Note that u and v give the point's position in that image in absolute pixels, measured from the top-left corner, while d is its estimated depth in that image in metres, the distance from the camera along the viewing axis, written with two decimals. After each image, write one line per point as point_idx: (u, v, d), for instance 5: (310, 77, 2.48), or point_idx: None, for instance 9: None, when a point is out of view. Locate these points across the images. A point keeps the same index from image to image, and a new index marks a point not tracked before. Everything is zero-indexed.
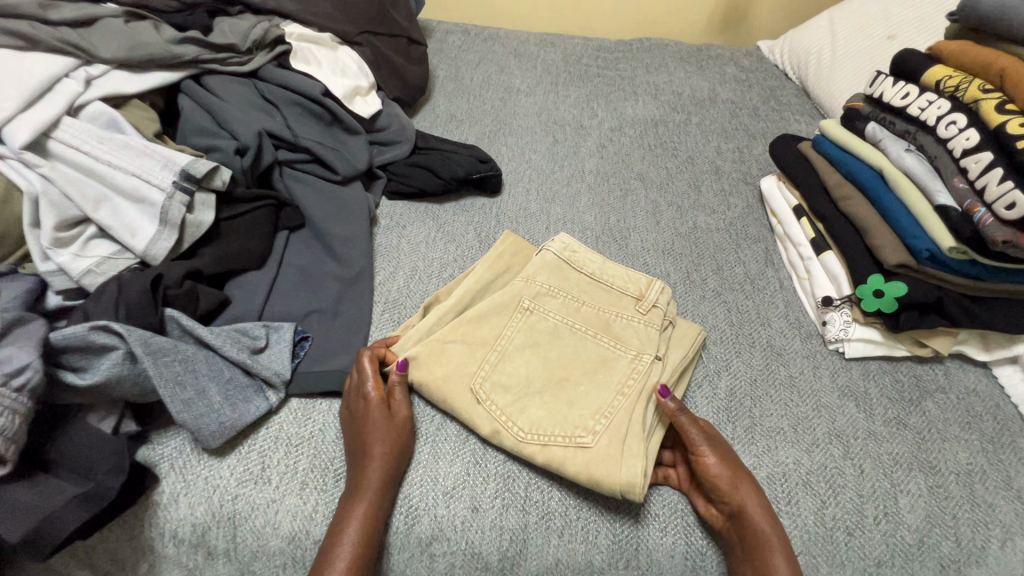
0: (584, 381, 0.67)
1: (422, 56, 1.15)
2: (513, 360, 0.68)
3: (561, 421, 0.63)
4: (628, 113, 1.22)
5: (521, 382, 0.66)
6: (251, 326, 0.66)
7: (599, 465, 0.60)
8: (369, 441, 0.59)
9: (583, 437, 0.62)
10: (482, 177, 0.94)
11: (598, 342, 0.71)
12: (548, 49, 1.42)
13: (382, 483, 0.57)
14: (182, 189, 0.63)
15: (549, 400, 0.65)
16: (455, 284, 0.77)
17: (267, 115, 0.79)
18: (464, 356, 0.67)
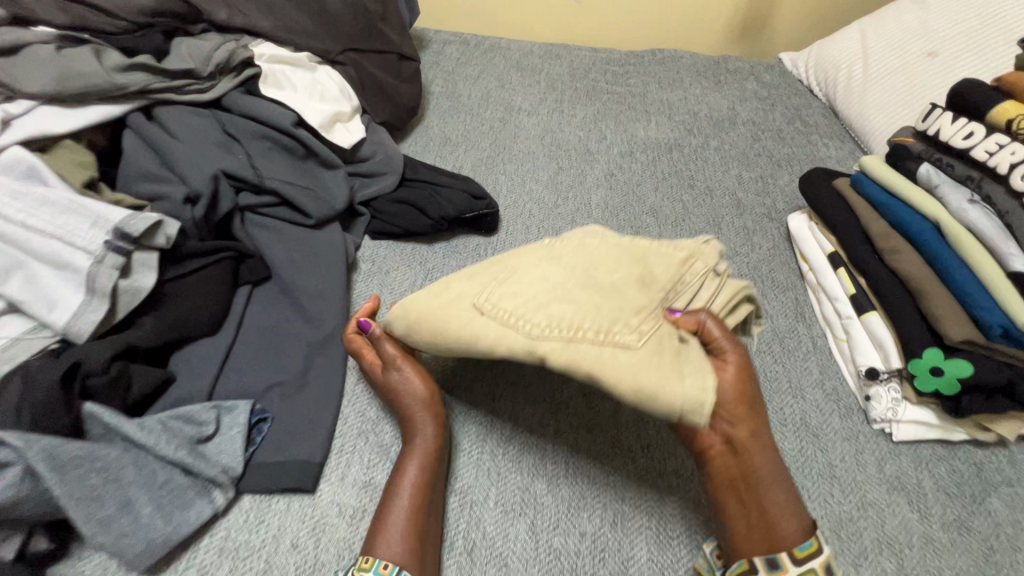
0: (617, 277, 0.57)
1: (414, 73, 1.05)
2: (524, 277, 0.58)
3: (587, 312, 0.53)
4: (640, 136, 1.11)
5: (539, 286, 0.56)
6: (198, 409, 0.56)
7: (642, 371, 0.49)
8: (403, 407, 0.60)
9: (622, 335, 0.52)
10: (476, 216, 0.84)
11: (650, 256, 0.60)
12: (553, 62, 1.31)
13: (426, 442, 0.58)
14: (116, 249, 0.54)
15: (577, 298, 0.55)
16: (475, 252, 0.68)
17: (228, 152, 0.69)
18: (470, 289, 0.58)
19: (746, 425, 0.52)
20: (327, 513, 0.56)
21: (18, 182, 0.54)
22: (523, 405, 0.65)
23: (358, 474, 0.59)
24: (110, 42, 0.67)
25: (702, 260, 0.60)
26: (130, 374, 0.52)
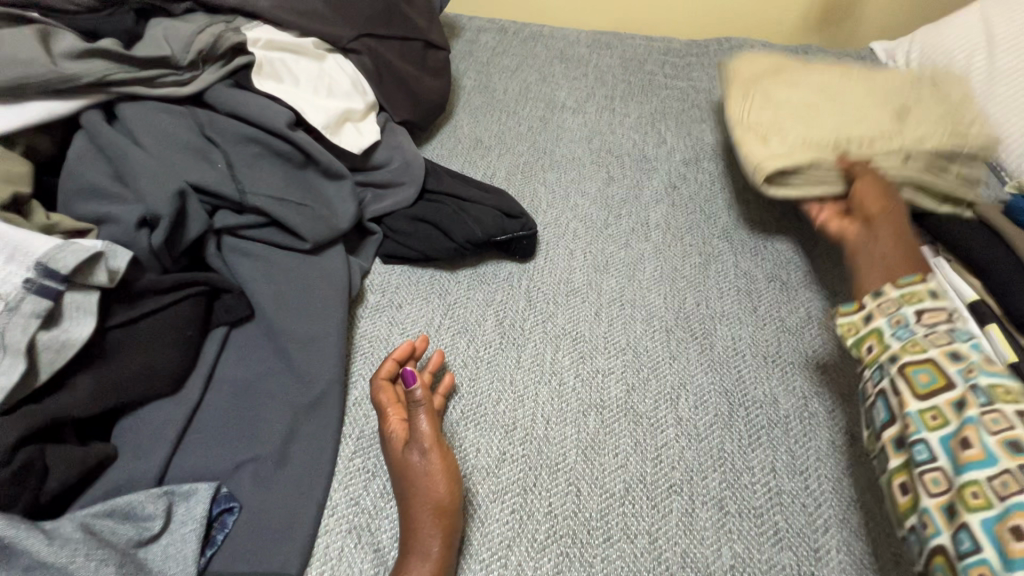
0: (833, 115, 0.72)
1: (442, 63, 0.90)
2: (789, 95, 0.77)
3: (786, 112, 0.74)
4: (707, 140, 0.93)
5: (776, 103, 0.76)
6: (144, 498, 0.43)
7: (790, 154, 0.68)
8: (413, 509, 0.46)
9: (774, 134, 0.72)
10: (509, 239, 0.69)
11: (852, 128, 0.71)
12: (603, 52, 1.14)
13: (432, 568, 0.43)
14: (37, 292, 0.41)
15: (797, 113, 0.73)
16: (802, 122, 0.72)
17: (205, 161, 0.56)
18: (780, 91, 0.77)
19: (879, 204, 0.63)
20: None
21: None
22: (567, 500, 0.51)
23: None
24: (67, 26, 0.55)
25: (896, 150, 0.68)
26: (47, 460, 0.40)
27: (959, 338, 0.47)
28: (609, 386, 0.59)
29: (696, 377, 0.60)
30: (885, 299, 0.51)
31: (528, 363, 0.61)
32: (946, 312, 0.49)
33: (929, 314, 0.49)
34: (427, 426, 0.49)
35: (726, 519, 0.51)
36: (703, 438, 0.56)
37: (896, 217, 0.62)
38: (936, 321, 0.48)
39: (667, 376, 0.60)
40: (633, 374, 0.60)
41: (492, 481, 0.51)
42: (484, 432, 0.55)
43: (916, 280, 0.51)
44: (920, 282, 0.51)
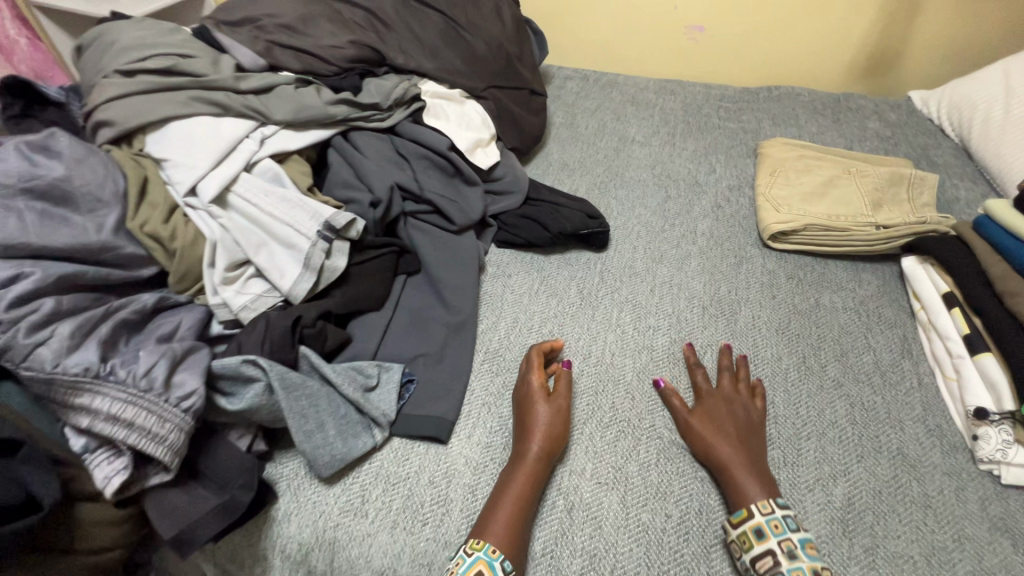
0: (824, 198, 1.01)
1: (542, 106, 1.19)
2: (807, 175, 1.06)
3: (792, 185, 1.05)
4: (749, 171, 1.16)
5: (788, 179, 1.06)
6: (366, 364, 0.71)
7: (777, 214, 0.98)
8: (535, 434, 0.66)
9: (778, 199, 1.02)
10: (590, 233, 0.95)
11: (835, 205, 0.99)
12: (667, 98, 1.40)
13: (539, 468, 0.64)
14: (324, 237, 0.71)
15: (801, 189, 1.03)
16: (817, 203, 1.00)
17: (399, 169, 0.87)
18: (791, 167, 1.09)
19: (744, 421, 0.69)
20: (456, 462, 0.68)
21: (267, 183, 0.72)
22: (626, 401, 0.74)
23: (482, 435, 0.71)
24: (325, 82, 0.87)
25: (864, 224, 0.94)
26: (327, 331, 0.70)
27: None
28: (656, 337, 0.83)
29: (722, 339, 0.82)
30: (731, 542, 0.60)
31: (600, 318, 0.86)
32: (774, 553, 0.56)
33: (759, 559, 0.57)
34: (564, 385, 0.72)
35: None
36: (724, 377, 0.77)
37: (752, 437, 0.68)
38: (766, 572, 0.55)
39: (700, 335, 0.83)
40: (675, 331, 0.84)
41: (574, 383, 0.76)
42: (569, 356, 0.80)
43: (745, 517, 0.59)
44: (748, 521, 0.59)
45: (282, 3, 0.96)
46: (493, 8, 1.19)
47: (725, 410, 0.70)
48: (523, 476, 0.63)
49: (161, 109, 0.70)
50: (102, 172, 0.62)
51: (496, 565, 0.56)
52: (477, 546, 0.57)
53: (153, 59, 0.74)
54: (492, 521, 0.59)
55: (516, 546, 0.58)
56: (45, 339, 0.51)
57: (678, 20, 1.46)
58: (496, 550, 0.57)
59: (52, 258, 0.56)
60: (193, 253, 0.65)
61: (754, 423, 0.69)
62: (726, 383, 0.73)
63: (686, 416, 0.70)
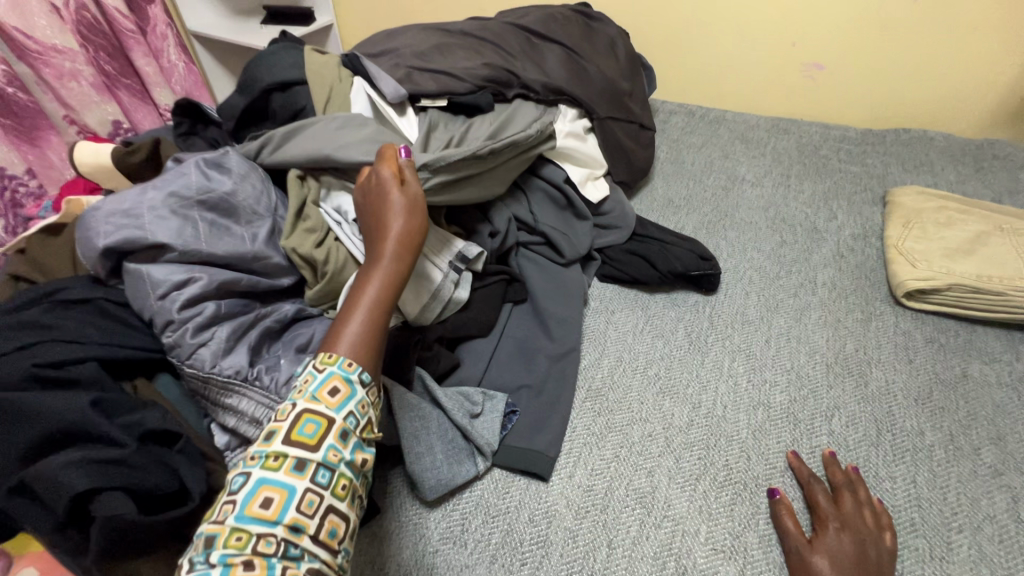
0: (971, 256, 0.90)
1: (650, 141, 1.18)
2: (949, 229, 0.96)
3: (930, 239, 0.95)
4: (876, 220, 1.07)
5: (924, 231, 0.97)
6: (473, 391, 0.72)
7: (915, 271, 0.88)
8: (389, 221, 0.60)
9: (914, 253, 0.93)
10: (701, 274, 0.91)
11: (987, 265, 0.88)
12: (780, 137, 1.34)
13: (393, 273, 0.59)
14: (455, 268, 0.74)
15: (941, 244, 0.94)
16: (964, 260, 0.90)
17: (516, 199, 0.89)
18: (928, 219, 0.99)
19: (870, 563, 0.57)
20: (557, 502, 0.66)
21: None
22: (740, 459, 0.69)
23: (582, 477, 0.68)
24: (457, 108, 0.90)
25: None
26: (439, 354, 0.73)
27: None
28: (774, 394, 0.76)
29: (851, 405, 0.74)
30: None
31: (709, 366, 0.81)
32: None
33: None
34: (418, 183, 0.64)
35: None
36: (853, 448, 0.70)
37: None
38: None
39: (825, 396, 0.76)
40: (796, 388, 0.77)
41: (684, 434, 0.72)
42: (677, 402, 0.76)
43: None
44: None
45: (415, 38, 1.02)
46: (607, 44, 1.20)
47: (845, 553, 0.58)
48: (366, 290, 0.57)
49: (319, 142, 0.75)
50: (259, 187, 0.68)
51: (352, 379, 0.51)
52: (329, 361, 0.52)
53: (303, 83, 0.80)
54: (336, 335, 0.54)
55: (369, 359, 0.54)
56: (206, 341, 0.56)
57: (796, 56, 1.40)
58: (352, 364, 0.52)
59: (215, 264, 0.61)
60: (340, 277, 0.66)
61: (872, 566, 0.57)
62: (835, 515, 0.61)
63: (800, 547, 0.59)
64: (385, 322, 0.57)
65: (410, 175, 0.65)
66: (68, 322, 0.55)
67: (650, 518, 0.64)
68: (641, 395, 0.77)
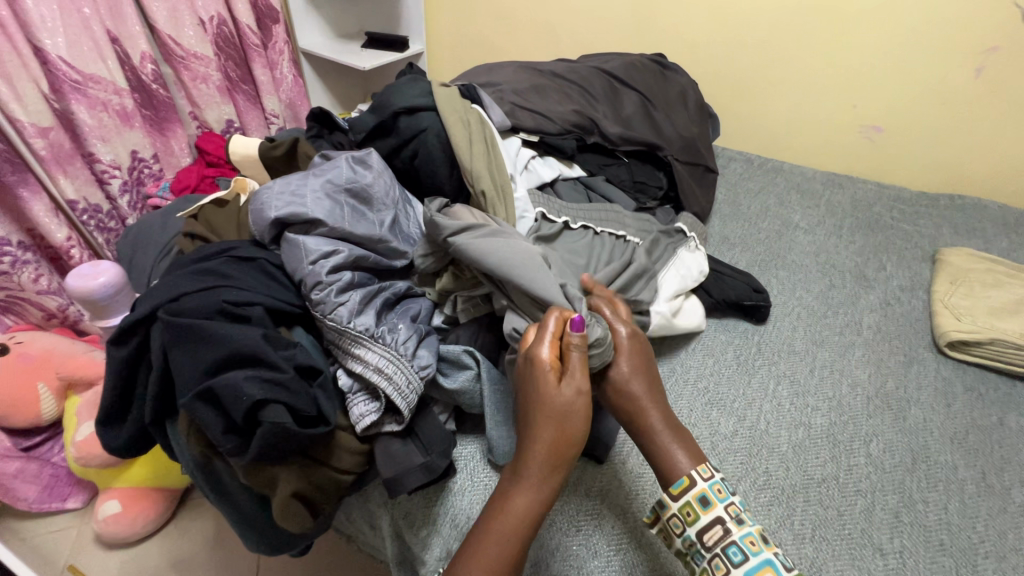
0: (1016, 316, 0.95)
1: (712, 182, 1.28)
2: (995, 290, 1.02)
3: (977, 297, 1.01)
4: (925, 276, 1.13)
5: (971, 289, 1.03)
6: None
7: (958, 324, 0.94)
8: (542, 429, 0.61)
9: (959, 308, 0.99)
10: (753, 305, 1.00)
11: None
12: (835, 190, 1.42)
13: (536, 491, 0.59)
14: None
15: (987, 303, 0.99)
16: (1008, 319, 0.95)
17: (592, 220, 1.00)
18: (976, 279, 1.05)
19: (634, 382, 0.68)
20: (612, 482, 0.74)
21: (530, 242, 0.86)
22: (781, 468, 0.76)
23: (634, 464, 0.76)
24: (548, 140, 1.03)
25: None
26: None
27: (735, 561, 0.56)
28: (814, 417, 0.83)
29: (888, 434, 0.81)
30: (671, 517, 0.61)
31: (755, 386, 0.89)
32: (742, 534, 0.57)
33: (709, 531, 0.58)
34: (580, 373, 0.63)
35: (900, 524, 0.70)
36: (888, 471, 0.76)
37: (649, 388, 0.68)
38: (716, 541, 0.57)
39: (863, 425, 0.82)
40: (836, 414, 0.84)
41: (728, 441, 0.80)
42: (724, 414, 0.84)
43: (685, 488, 0.61)
44: (690, 491, 0.61)
45: (513, 75, 1.18)
46: (679, 93, 1.33)
47: (657, 399, 0.68)
48: (507, 508, 0.58)
49: (441, 168, 0.88)
50: (388, 182, 0.81)
51: None
52: None
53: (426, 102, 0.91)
54: (463, 560, 0.57)
55: None
56: (345, 301, 0.69)
57: (855, 118, 1.49)
58: None
59: (352, 241, 0.75)
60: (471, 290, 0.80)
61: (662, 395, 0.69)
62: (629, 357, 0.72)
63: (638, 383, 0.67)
64: (522, 548, 0.58)
65: (573, 367, 0.63)
66: (239, 272, 0.69)
67: None
68: (691, 403, 0.85)
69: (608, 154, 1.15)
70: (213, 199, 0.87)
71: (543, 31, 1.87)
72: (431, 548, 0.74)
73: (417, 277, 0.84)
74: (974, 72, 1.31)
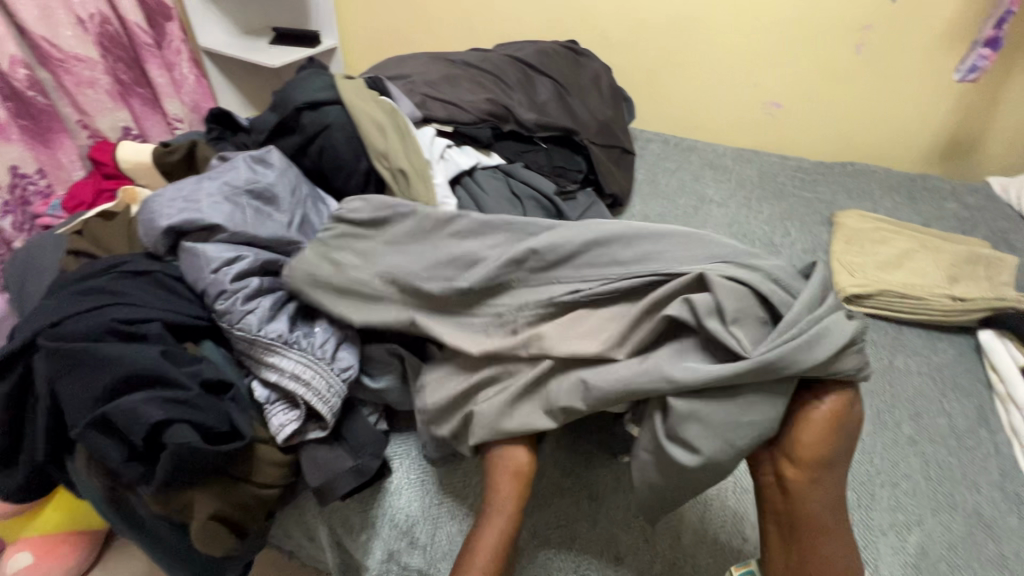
0: (898, 268, 1.05)
1: (630, 164, 1.32)
2: (882, 246, 1.12)
3: (867, 254, 1.10)
4: (823, 238, 1.23)
5: (862, 247, 1.12)
6: None
7: (852, 280, 1.03)
8: (499, 471, 0.64)
9: (853, 265, 1.08)
10: None
11: (912, 275, 1.03)
12: (744, 165, 1.51)
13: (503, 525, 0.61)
14: None
15: (876, 258, 1.09)
16: (893, 271, 1.05)
17: (512, 206, 1.00)
18: (866, 237, 1.15)
19: (807, 470, 0.58)
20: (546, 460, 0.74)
21: None
22: None
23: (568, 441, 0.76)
24: (462, 130, 1.04)
25: (943, 294, 0.98)
26: None
27: None
28: None
29: None
30: None
31: None
32: None
33: None
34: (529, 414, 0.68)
35: None
36: None
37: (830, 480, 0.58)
38: None
39: None
40: None
41: None
42: None
43: None
44: None
45: (425, 66, 1.16)
46: (592, 78, 1.36)
47: (829, 491, 0.58)
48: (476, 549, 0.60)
49: (348, 159, 0.85)
50: (293, 181, 0.78)
51: None
52: None
53: (329, 96, 0.88)
54: None
55: None
56: (253, 308, 0.66)
57: (758, 96, 1.58)
58: None
59: (258, 245, 0.71)
60: None
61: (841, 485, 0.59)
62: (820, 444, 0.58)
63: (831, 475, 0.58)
64: None
65: None
66: (132, 289, 0.64)
67: (626, 474, 0.72)
68: None
69: (525, 140, 1.16)
70: (100, 212, 0.80)
71: (457, 21, 1.84)
72: (373, 550, 0.73)
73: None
74: (855, 48, 1.43)
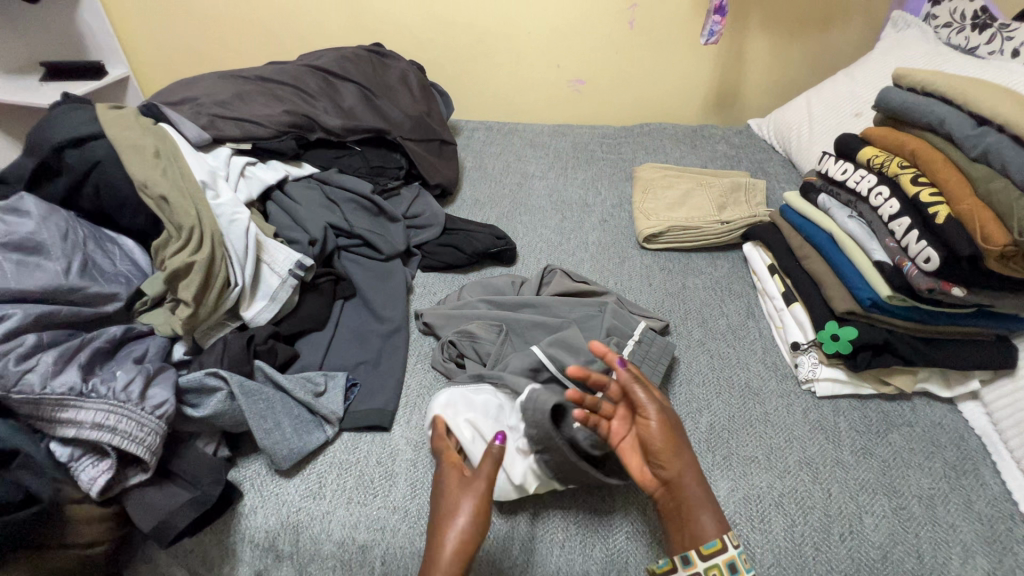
0: (682, 206, 1.25)
1: (453, 153, 1.37)
2: (669, 190, 1.31)
3: (658, 199, 1.29)
4: (628, 192, 1.41)
5: (654, 195, 1.31)
6: (315, 374, 0.83)
7: (647, 222, 1.20)
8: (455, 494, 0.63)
9: (648, 210, 1.25)
10: (499, 251, 1.12)
11: (692, 210, 1.24)
12: (560, 139, 1.66)
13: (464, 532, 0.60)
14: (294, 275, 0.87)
15: (665, 200, 1.28)
16: (678, 210, 1.24)
17: (330, 211, 1.04)
18: (657, 184, 1.34)
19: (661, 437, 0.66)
20: (399, 443, 0.80)
21: (271, 245, 0.87)
22: None
23: (419, 419, 0.83)
24: (264, 146, 1.03)
25: (715, 219, 1.18)
26: (277, 348, 0.82)
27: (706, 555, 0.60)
28: None
29: None
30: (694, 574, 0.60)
31: None
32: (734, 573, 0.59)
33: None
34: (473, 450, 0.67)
35: None
36: None
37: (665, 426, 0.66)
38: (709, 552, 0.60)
39: None
40: None
41: None
42: None
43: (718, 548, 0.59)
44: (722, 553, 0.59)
45: (215, 86, 1.12)
46: (400, 77, 1.39)
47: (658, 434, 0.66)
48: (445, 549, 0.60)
49: (129, 193, 0.80)
50: (62, 225, 0.73)
51: None
52: None
53: (93, 131, 0.82)
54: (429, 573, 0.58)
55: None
56: (32, 367, 0.60)
57: (562, 75, 1.75)
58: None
59: (28, 300, 0.67)
60: (217, 312, 0.79)
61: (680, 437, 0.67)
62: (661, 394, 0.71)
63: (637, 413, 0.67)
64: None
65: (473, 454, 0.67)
66: None
67: None
68: None
69: (338, 147, 1.18)
70: None
71: (260, 34, 1.77)
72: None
73: (142, 316, 0.77)
74: (628, 24, 1.63)
